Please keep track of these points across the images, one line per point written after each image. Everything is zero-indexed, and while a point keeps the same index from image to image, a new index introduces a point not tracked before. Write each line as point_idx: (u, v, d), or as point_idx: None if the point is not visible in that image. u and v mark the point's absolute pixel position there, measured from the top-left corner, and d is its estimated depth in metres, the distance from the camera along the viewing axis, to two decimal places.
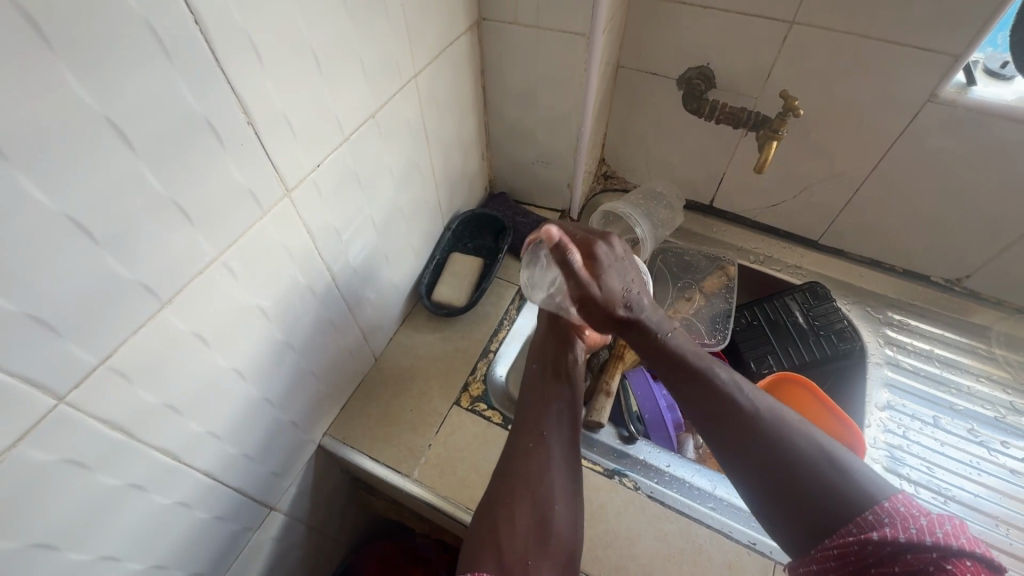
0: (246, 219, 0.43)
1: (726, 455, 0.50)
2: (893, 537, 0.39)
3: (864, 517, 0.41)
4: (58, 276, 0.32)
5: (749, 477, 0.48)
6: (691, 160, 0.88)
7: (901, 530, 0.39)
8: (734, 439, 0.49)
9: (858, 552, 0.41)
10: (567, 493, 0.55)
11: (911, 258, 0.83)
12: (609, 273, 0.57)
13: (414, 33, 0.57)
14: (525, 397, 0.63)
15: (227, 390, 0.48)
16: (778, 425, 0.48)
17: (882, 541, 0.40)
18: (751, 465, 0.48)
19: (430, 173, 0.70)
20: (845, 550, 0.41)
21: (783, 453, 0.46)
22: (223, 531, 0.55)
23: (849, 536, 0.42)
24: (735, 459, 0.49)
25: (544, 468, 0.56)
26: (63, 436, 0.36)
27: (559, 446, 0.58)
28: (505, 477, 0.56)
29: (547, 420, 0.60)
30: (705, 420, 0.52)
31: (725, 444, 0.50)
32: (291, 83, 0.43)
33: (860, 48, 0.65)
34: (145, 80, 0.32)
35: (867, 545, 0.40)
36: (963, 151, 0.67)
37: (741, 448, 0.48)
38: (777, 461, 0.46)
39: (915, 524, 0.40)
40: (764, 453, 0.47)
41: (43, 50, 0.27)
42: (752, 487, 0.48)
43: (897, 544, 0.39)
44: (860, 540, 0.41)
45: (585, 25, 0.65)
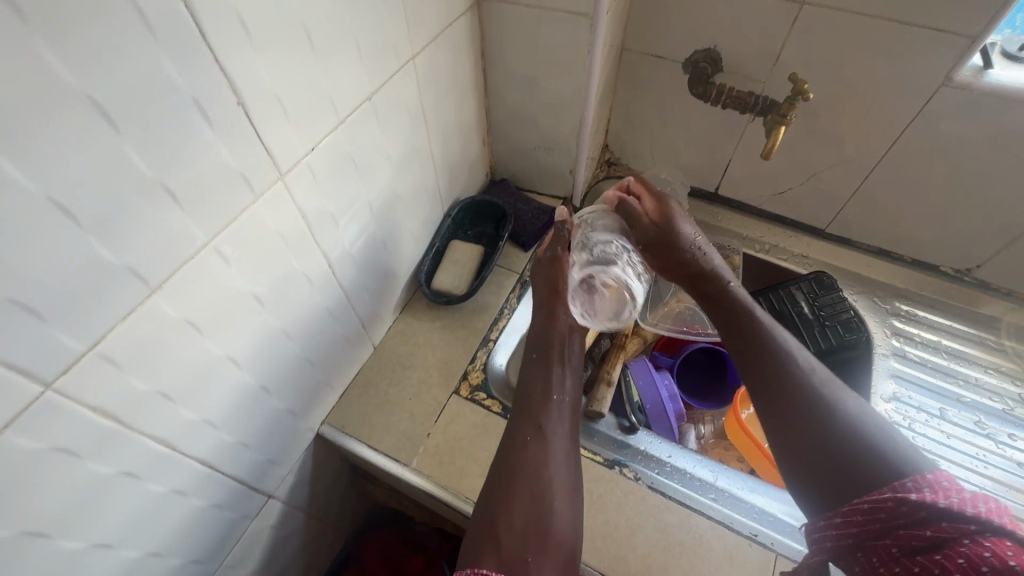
0: (238, 203, 0.42)
1: (762, 400, 0.51)
2: (932, 502, 0.38)
3: (902, 481, 0.40)
4: (38, 261, 0.31)
5: (779, 425, 0.48)
6: (696, 147, 0.87)
7: (941, 497, 0.38)
8: (768, 381, 0.51)
9: (890, 511, 0.40)
10: (567, 487, 0.55)
11: (920, 247, 0.81)
12: (675, 216, 0.65)
13: (411, 13, 0.55)
14: (524, 386, 0.62)
15: (221, 378, 0.47)
16: (814, 377, 0.50)
17: (918, 503, 0.38)
18: (784, 409, 0.49)
19: (429, 159, 0.69)
20: (875, 508, 0.40)
21: (818, 403, 0.47)
22: (219, 519, 0.55)
23: (884, 494, 0.40)
24: (768, 401, 0.50)
25: (539, 463, 0.55)
26: (50, 423, 0.35)
27: (559, 439, 0.57)
28: (505, 469, 0.55)
29: (547, 414, 0.58)
30: (744, 361, 0.54)
31: (762, 388, 0.51)
32: (283, 63, 0.42)
33: (873, 29, 0.63)
34: (128, 57, 0.31)
35: (901, 506, 0.39)
36: (977, 137, 0.65)
37: (777, 391, 0.50)
38: (813, 408, 0.47)
39: (956, 495, 0.38)
40: (800, 399, 0.48)
41: (19, 25, 0.26)
42: (782, 433, 0.48)
43: (933, 509, 0.38)
44: (894, 499, 0.40)
45: (588, 6, 0.63)
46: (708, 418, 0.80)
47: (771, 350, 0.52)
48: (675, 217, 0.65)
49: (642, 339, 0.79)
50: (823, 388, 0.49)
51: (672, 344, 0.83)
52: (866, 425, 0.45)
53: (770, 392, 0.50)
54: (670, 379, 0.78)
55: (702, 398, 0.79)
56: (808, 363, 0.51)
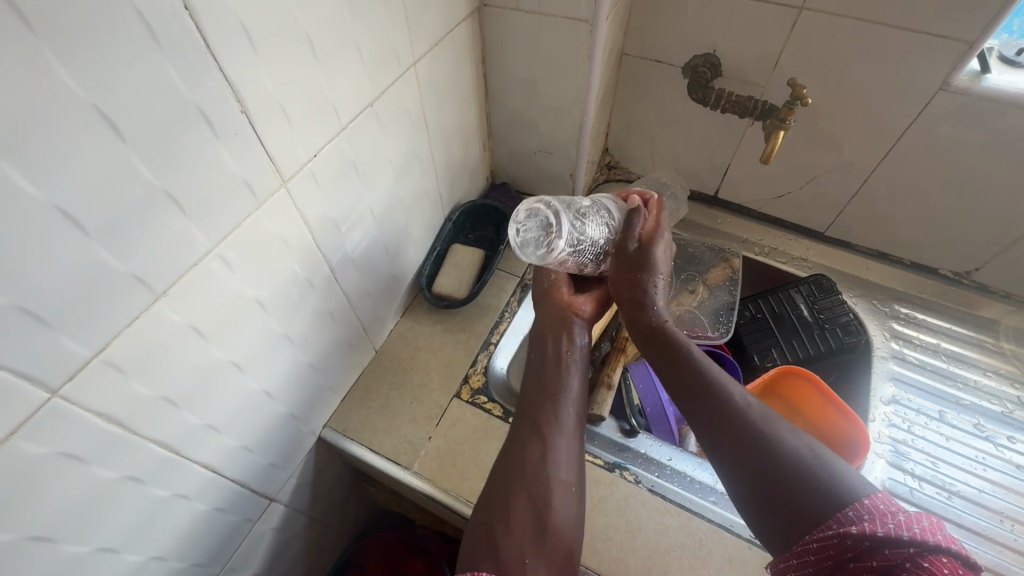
0: (241, 209, 0.43)
1: (710, 442, 0.49)
2: (872, 531, 0.38)
3: (843, 513, 0.40)
4: (45, 266, 0.31)
5: (731, 469, 0.47)
6: (696, 151, 0.87)
7: (880, 525, 0.38)
8: (714, 421, 0.49)
9: (838, 546, 0.39)
10: (570, 485, 0.53)
11: (919, 250, 0.82)
12: (660, 239, 0.61)
13: (413, 19, 0.55)
14: (527, 387, 0.61)
15: (224, 383, 0.47)
16: (757, 413, 0.48)
17: (861, 535, 0.38)
18: (733, 451, 0.47)
19: (430, 163, 0.69)
20: (824, 544, 0.40)
21: (765, 443, 0.46)
22: (223, 522, 0.55)
23: (829, 530, 0.40)
24: (716, 440, 0.48)
25: (539, 462, 0.54)
26: (56, 429, 0.35)
27: (563, 439, 0.56)
28: (502, 469, 0.55)
29: (550, 413, 0.57)
30: (687, 397, 0.51)
31: (708, 429, 0.49)
32: (285, 71, 0.42)
33: (870, 34, 0.63)
34: (134, 67, 0.31)
35: (847, 539, 0.39)
36: (975, 141, 0.66)
37: (723, 433, 0.48)
38: (760, 449, 0.46)
39: (893, 520, 0.38)
40: (748, 440, 0.46)
41: (28, 36, 0.27)
42: (733, 476, 0.47)
43: (875, 539, 0.38)
44: (839, 533, 0.39)
45: (588, 12, 0.63)
46: None
47: (716, 388, 0.50)
48: (658, 244, 0.59)
49: None
50: (767, 423, 0.47)
51: None
52: (812, 463, 0.44)
53: (719, 433, 0.48)
54: None
55: None
56: (749, 401, 0.49)
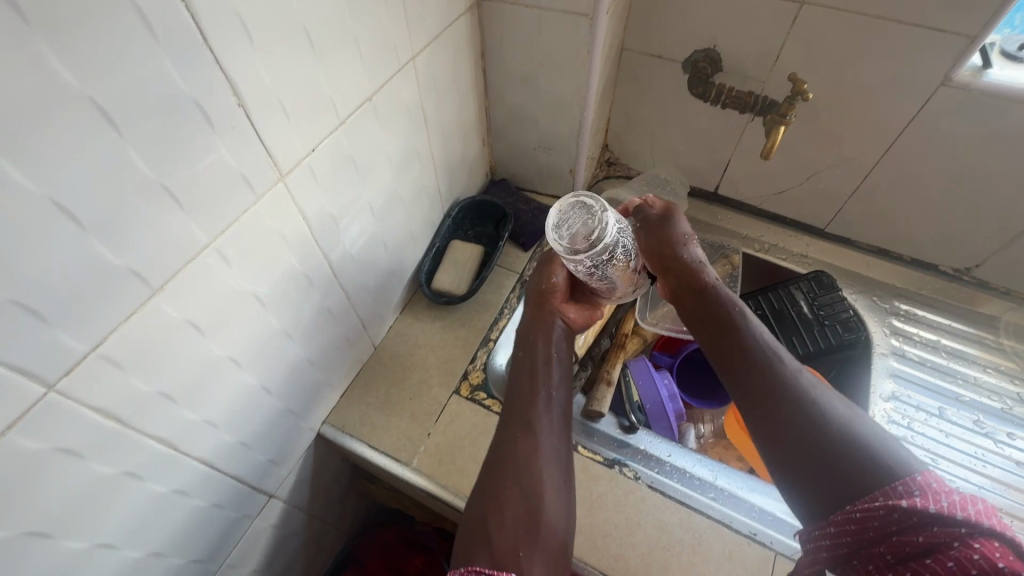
0: (239, 203, 0.42)
1: (751, 408, 0.49)
2: (923, 507, 0.36)
3: (892, 486, 0.39)
4: (42, 260, 0.31)
5: (766, 423, 0.47)
6: (696, 147, 0.87)
7: (932, 501, 0.36)
8: (752, 376, 0.50)
9: (882, 519, 0.38)
10: (558, 482, 0.53)
11: (919, 247, 0.82)
12: (683, 222, 0.67)
13: (412, 14, 0.55)
14: (514, 382, 0.61)
15: (223, 379, 0.47)
16: (804, 380, 0.48)
17: (910, 510, 0.37)
18: (769, 405, 0.47)
19: (429, 159, 0.69)
20: (868, 515, 0.39)
21: (810, 406, 0.46)
22: (221, 519, 0.55)
23: (875, 502, 0.39)
24: (752, 396, 0.49)
25: (529, 456, 0.54)
26: (52, 424, 0.35)
27: (549, 435, 0.56)
28: (493, 464, 0.54)
29: (539, 408, 0.57)
30: (725, 357, 0.53)
31: (750, 395, 0.49)
32: (283, 64, 0.42)
33: (871, 29, 0.63)
34: (130, 59, 0.31)
35: (893, 513, 0.38)
36: (977, 137, 0.65)
37: (766, 396, 0.48)
38: (804, 413, 0.45)
39: (946, 498, 0.37)
40: (792, 403, 0.46)
41: (23, 29, 0.26)
42: (771, 432, 0.47)
43: (925, 515, 0.36)
44: (886, 506, 0.38)
45: (588, 6, 0.63)
46: (707, 417, 0.80)
47: (760, 356, 0.51)
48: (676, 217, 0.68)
49: (642, 338, 0.79)
50: (806, 383, 0.48)
51: (672, 343, 0.83)
52: (851, 423, 0.44)
53: (762, 398, 0.48)
54: (670, 378, 0.78)
55: (703, 398, 0.79)
56: (790, 362, 0.50)
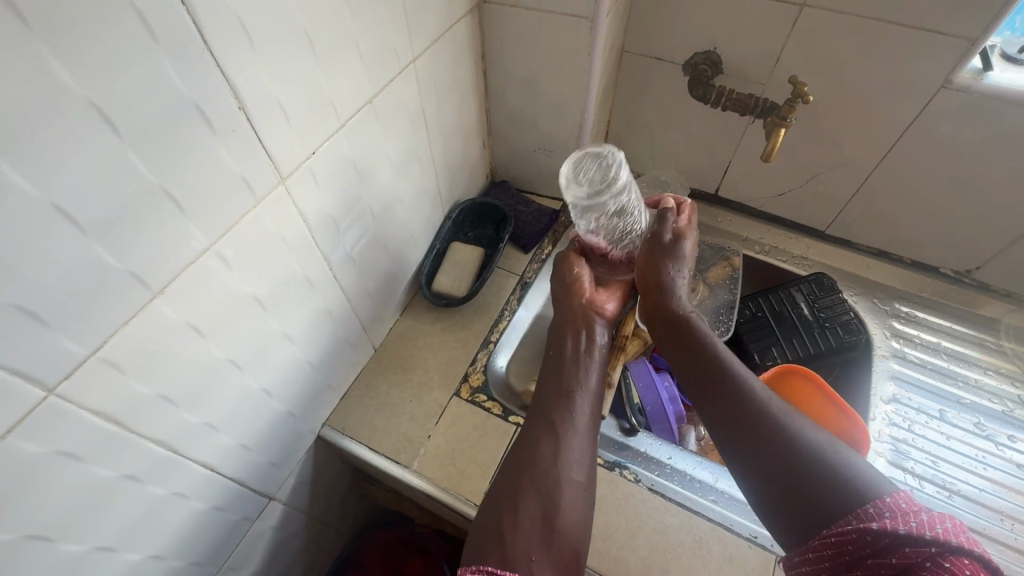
0: (239, 206, 0.42)
1: (727, 435, 0.49)
2: (892, 528, 0.37)
3: (863, 510, 0.40)
4: (44, 262, 0.31)
5: (744, 458, 0.47)
6: (696, 148, 0.87)
7: (900, 523, 0.38)
8: (728, 410, 0.50)
9: (856, 542, 0.39)
10: (581, 485, 0.53)
11: (920, 249, 0.81)
12: (687, 241, 0.64)
13: (412, 16, 0.55)
14: (542, 383, 0.61)
15: (224, 381, 0.47)
16: (777, 407, 0.49)
17: (881, 531, 0.38)
18: (746, 440, 0.48)
19: (429, 161, 0.69)
20: (842, 539, 0.40)
21: (783, 436, 0.46)
22: (221, 521, 0.55)
23: (847, 525, 0.40)
24: (729, 431, 0.49)
25: (551, 460, 0.54)
26: (52, 427, 0.35)
27: (576, 438, 0.56)
28: (513, 466, 0.54)
29: (566, 411, 0.57)
30: (702, 388, 0.53)
31: (725, 422, 0.50)
32: (284, 67, 0.42)
33: (871, 32, 0.63)
34: (131, 63, 0.31)
35: (866, 536, 0.39)
36: (977, 139, 0.65)
37: (746, 432, 0.48)
38: (779, 442, 0.46)
39: (915, 519, 0.38)
40: (766, 432, 0.47)
41: (24, 33, 0.26)
42: (749, 468, 0.47)
43: (894, 536, 0.37)
44: (858, 529, 0.39)
45: (588, 9, 0.63)
46: None
47: (733, 382, 0.51)
48: (686, 242, 0.64)
49: (642, 340, 0.77)
50: (782, 415, 0.48)
51: None
52: (826, 457, 0.44)
53: (736, 425, 0.49)
54: (671, 380, 0.78)
55: None
56: (765, 394, 0.50)
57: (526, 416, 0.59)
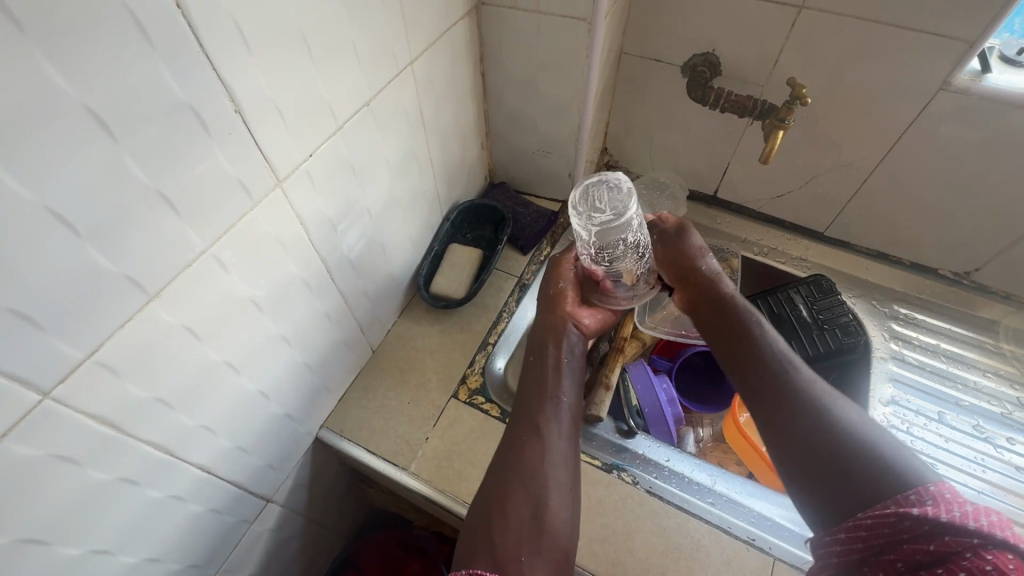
0: (236, 209, 0.42)
1: (765, 414, 0.50)
2: (934, 515, 0.36)
3: (906, 495, 0.39)
4: (39, 266, 0.31)
5: (779, 430, 0.49)
6: (695, 150, 0.87)
7: (944, 510, 0.36)
8: (767, 387, 0.51)
9: (893, 526, 0.38)
10: (566, 487, 0.53)
11: (919, 251, 0.81)
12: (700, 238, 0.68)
13: (410, 18, 0.55)
14: (525, 387, 0.61)
15: (220, 383, 0.47)
16: (819, 390, 0.49)
17: (921, 517, 0.37)
18: (782, 414, 0.49)
19: (427, 162, 0.69)
20: (878, 522, 0.39)
21: (823, 414, 0.47)
22: (219, 524, 0.55)
23: (887, 508, 0.39)
24: (765, 407, 0.51)
25: (536, 462, 0.54)
26: (47, 431, 0.35)
27: (559, 441, 0.56)
28: (501, 467, 0.54)
29: (547, 413, 0.57)
30: (743, 370, 0.55)
31: (764, 401, 0.51)
32: (280, 70, 0.42)
33: (870, 34, 0.63)
34: (127, 66, 0.31)
35: (905, 520, 0.37)
36: (976, 141, 0.65)
37: (783, 405, 0.49)
38: (818, 421, 0.47)
39: (959, 509, 0.36)
40: (804, 407, 0.48)
41: (18, 37, 0.26)
42: (783, 440, 0.48)
43: (935, 522, 0.36)
44: (897, 513, 0.38)
45: (586, 10, 0.63)
46: (707, 421, 0.80)
47: (775, 367, 0.52)
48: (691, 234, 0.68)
49: (640, 342, 0.78)
50: (821, 394, 0.49)
51: (671, 347, 0.83)
52: (863, 433, 0.45)
53: (776, 404, 0.50)
54: (669, 382, 0.78)
55: (701, 402, 0.79)
56: (804, 375, 0.51)
57: (510, 419, 0.59)
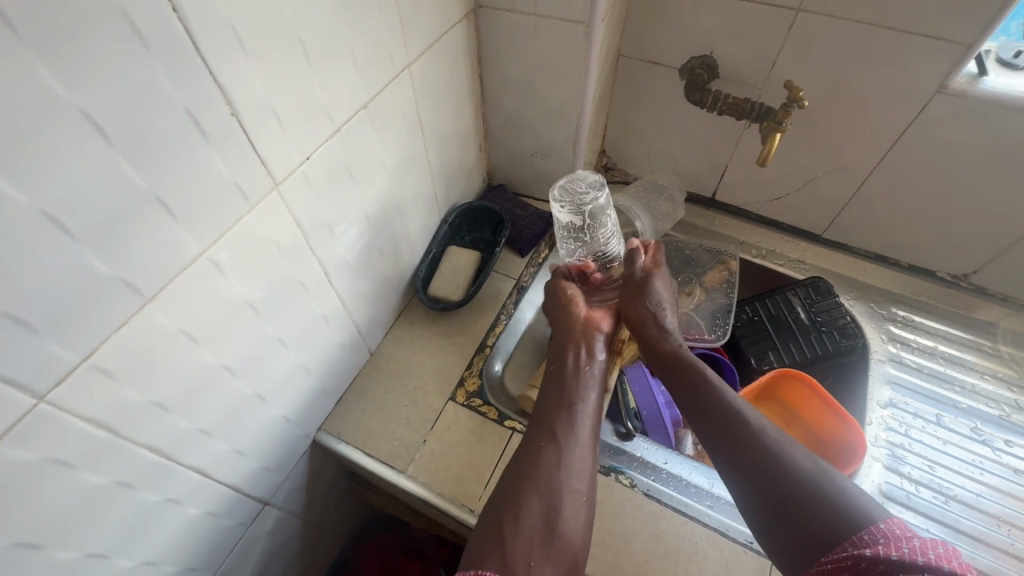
0: (232, 212, 0.42)
1: (722, 455, 0.51)
2: (886, 554, 0.38)
3: (859, 536, 0.41)
4: (36, 269, 0.31)
5: (742, 483, 0.49)
6: (693, 152, 0.87)
7: (894, 548, 0.38)
8: (725, 438, 0.51)
9: (852, 567, 0.40)
10: (582, 497, 0.53)
11: (917, 253, 0.81)
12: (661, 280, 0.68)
13: (407, 21, 0.55)
14: (544, 395, 0.61)
15: (218, 386, 0.47)
16: (774, 436, 0.50)
17: (874, 558, 0.39)
18: (742, 468, 0.49)
19: (425, 165, 0.69)
20: (839, 565, 0.41)
21: (781, 464, 0.48)
22: (216, 527, 0.55)
23: (844, 551, 0.41)
24: (726, 459, 0.51)
25: (553, 469, 0.53)
26: (43, 434, 0.35)
27: (577, 448, 0.56)
28: (514, 472, 0.54)
29: (566, 419, 0.57)
30: (698, 420, 0.55)
31: (721, 452, 0.51)
32: (279, 74, 0.42)
33: (869, 37, 0.63)
34: (125, 72, 0.31)
35: (861, 561, 0.39)
36: (974, 143, 0.65)
37: (742, 459, 0.49)
38: (774, 471, 0.47)
39: (907, 545, 0.38)
40: (763, 459, 0.48)
41: (14, 41, 0.26)
42: (747, 494, 0.48)
43: (888, 562, 0.38)
44: (853, 555, 0.40)
45: (584, 13, 0.63)
46: None
47: (729, 418, 0.52)
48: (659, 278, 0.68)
49: (638, 344, 0.75)
50: (778, 441, 0.49)
51: None
52: (821, 480, 0.46)
53: (732, 453, 0.50)
54: (668, 385, 0.77)
55: None
56: (758, 422, 0.51)
57: (529, 424, 0.60)
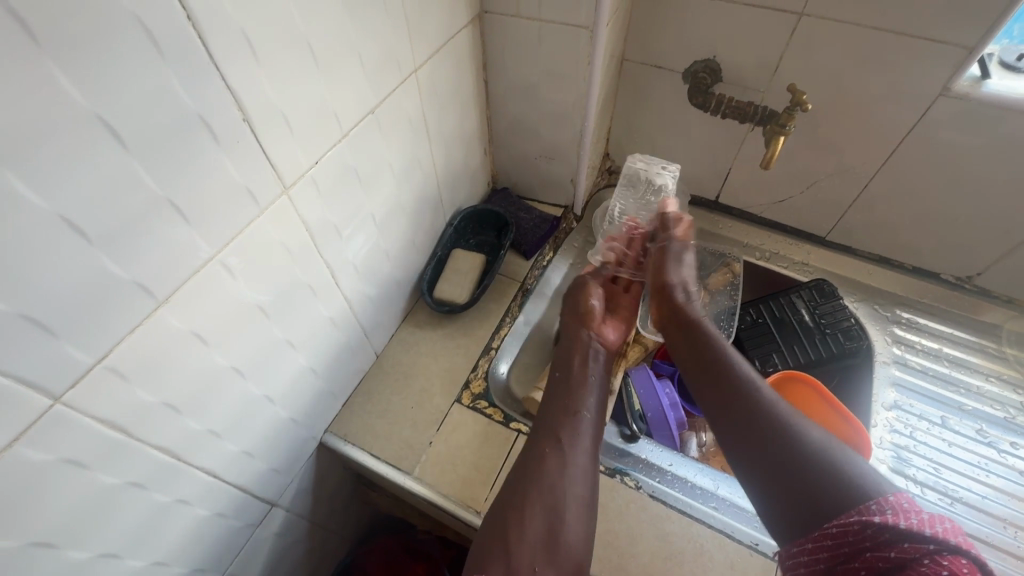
0: (242, 215, 0.43)
1: (730, 431, 0.52)
2: (894, 523, 0.39)
3: (867, 506, 0.41)
4: (51, 272, 0.31)
5: (748, 451, 0.50)
6: (696, 156, 0.87)
7: (902, 519, 0.39)
8: (734, 408, 0.52)
9: (857, 534, 0.40)
10: (585, 503, 0.53)
11: (921, 255, 0.81)
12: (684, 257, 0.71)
13: (413, 26, 0.56)
14: (550, 399, 0.61)
15: (229, 388, 0.48)
16: (782, 408, 0.51)
17: (883, 525, 0.39)
18: (750, 436, 0.50)
19: (430, 169, 0.70)
20: (843, 531, 0.41)
21: (787, 435, 0.49)
22: (224, 528, 0.55)
23: (851, 517, 0.41)
24: (734, 428, 0.52)
25: (557, 475, 0.54)
26: (58, 435, 0.35)
27: (581, 455, 0.56)
28: (518, 478, 0.55)
29: (571, 426, 0.58)
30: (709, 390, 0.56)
31: (730, 420, 0.52)
32: (288, 80, 0.43)
33: (871, 41, 0.63)
34: (138, 77, 0.32)
35: (867, 529, 0.40)
36: (977, 146, 0.66)
37: (751, 428, 0.50)
38: (782, 441, 0.48)
39: (916, 517, 0.39)
40: (771, 429, 0.49)
41: (31, 47, 0.27)
42: (752, 461, 0.49)
43: (897, 530, 0.39)
44: (860, 522, 0.41)
45: (588, 18, 0.64)
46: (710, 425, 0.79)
47: (740, 388, 0.53)
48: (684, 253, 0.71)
49: (643, 346, 0.77)
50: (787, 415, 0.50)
51: None
52: (826, 452, 0.47)
53: (740, 421, 0.52)
54: (672, 387, 0.78)
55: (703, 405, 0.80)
56: (768, 395, 0.52)
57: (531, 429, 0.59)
